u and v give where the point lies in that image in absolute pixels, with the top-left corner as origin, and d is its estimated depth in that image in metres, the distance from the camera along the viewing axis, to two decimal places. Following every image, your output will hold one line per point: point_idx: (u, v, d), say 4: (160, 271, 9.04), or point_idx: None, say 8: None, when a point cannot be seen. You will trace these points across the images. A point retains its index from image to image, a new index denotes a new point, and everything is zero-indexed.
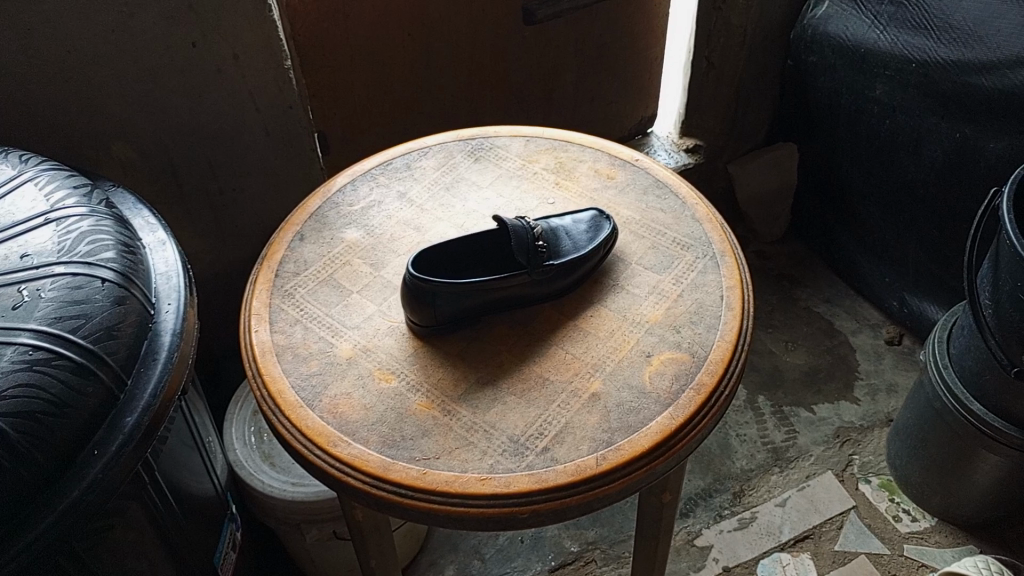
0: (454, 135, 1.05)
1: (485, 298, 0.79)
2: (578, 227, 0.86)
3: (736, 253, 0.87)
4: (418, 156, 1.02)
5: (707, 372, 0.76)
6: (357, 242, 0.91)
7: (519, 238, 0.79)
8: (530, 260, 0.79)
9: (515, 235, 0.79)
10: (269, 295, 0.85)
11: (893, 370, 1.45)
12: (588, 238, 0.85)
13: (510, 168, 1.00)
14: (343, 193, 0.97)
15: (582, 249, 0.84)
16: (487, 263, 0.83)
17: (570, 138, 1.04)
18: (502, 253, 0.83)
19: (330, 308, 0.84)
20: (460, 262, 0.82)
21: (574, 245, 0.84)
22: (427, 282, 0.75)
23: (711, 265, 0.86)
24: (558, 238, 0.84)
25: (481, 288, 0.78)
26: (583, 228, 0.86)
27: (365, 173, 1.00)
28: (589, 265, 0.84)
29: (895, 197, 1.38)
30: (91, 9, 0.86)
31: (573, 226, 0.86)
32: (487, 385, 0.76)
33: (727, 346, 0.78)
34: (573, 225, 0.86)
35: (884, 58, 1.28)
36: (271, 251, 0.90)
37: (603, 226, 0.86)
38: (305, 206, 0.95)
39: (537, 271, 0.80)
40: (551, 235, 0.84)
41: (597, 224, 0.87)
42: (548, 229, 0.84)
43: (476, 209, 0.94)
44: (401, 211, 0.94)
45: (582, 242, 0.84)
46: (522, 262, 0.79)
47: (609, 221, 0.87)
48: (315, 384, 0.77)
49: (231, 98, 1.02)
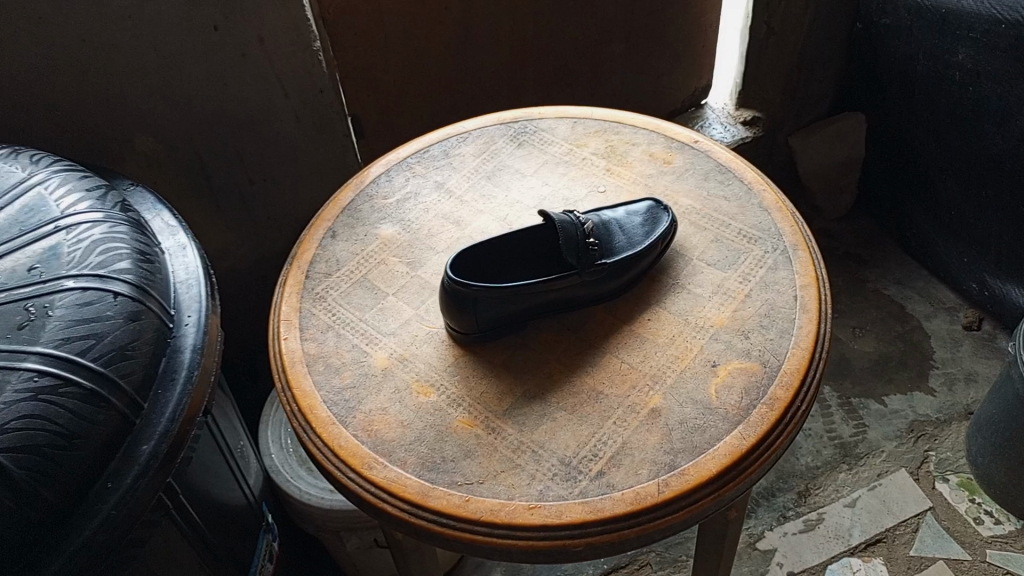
0: (495, 118, 0.97)
1: (531, 303, 0.72)
2: (634, 220, 0.78)
3: (810, 246, 0.78)
4: (457, 142, 0.94)
5: (781, 385, 0.68)
6: (393, 238, 0.84)
7: (566, 235, 0.72)
8: (580, 259, 0.72)
9: (563, 232, 0.72)
10: (299, 298, 0.79)
11: (972, 358, 1.34)
12: (645, 231, 0.77)
13: (556, 153, 0.92)
14: (377, 185, 0.90)
15: (640, 245, 0.76)
16: (531, 261, 0.76)
17: (622, 119, 0.95)
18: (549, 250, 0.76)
19: (364, 313, 0.78)
20: (502, 262, 0.75)
21: (632, 240, 0.76)
22: (466, 286, 0.68)
23: (783, 260, 0.77)
24: (610, 233, 0.76)
25: (529, 290, 0.71)
26: (639, 220, 0.78)
27: (400, 161, 0.93)
28: (645, 262, 0.76)
29: (977, 170, 1.26)
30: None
31: (627, 219, 0.78)
32: (534, 399, 0.70)
33: (803, 354, 0.70)
34: (627, 218, 0.78)
35: (966, 18, 1.15)
36: (301, 250, 0.84)
37: (661, 218, 0.78)
38: (337, 200, 0.89)
39: (587, 271, 0.72)
40: (602, 229, 0.76)
41: (652, 215, 0.79)
42: (599, 223, 0.77)
43: (520, 200, 0.86)
44: (439, 203, 0.87)
45: (637, 237, 0.77)
46: (571, 261, 0.72)
47: (668, 212, 0.79)
48: (348, 399, 0.71)
49: (259, 84, 0.96)
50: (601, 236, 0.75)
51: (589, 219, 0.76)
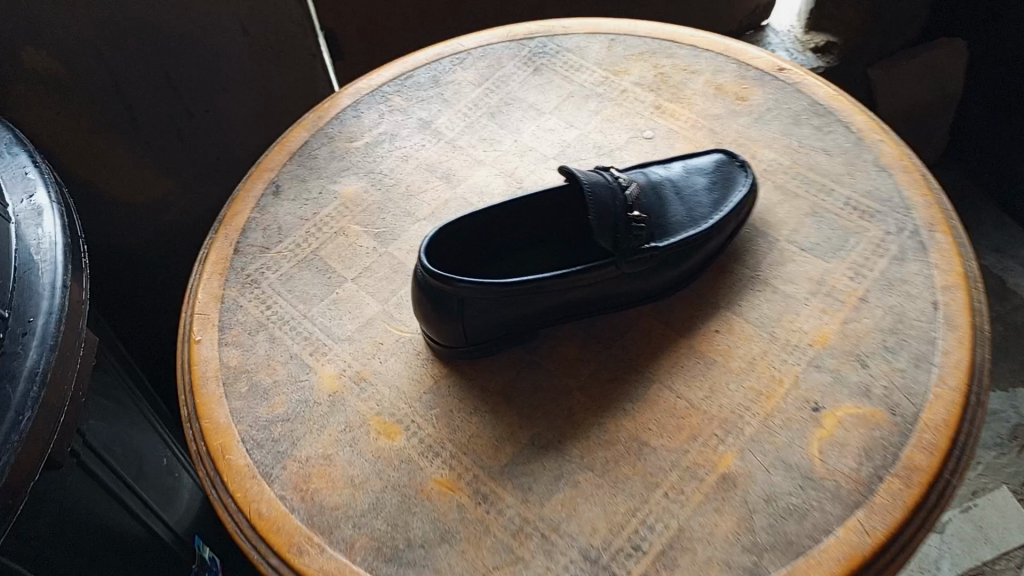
0: (504, 33, 0.71)
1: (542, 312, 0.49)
2: (697, 181, 0.54)
3: (953, 226, 0.54)
4: (451, 66, 0.69)
5: (921, 448, 0.45)
6: (358, 198, 0.61)
7: (597, 205, 0.48)
8: (618, 244, 0.49)
9: (593, 201, 0.49)
10: (222, 283, 0.57)
11: None
12: (713, 199, 0.53)
13: (586, 82, 0.67)
14: (342, 121, 0.66)
15: (705, 221, 0.52)
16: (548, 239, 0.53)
17: (674, 36, 0.69)
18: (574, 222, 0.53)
19: (310, 308, 0.55)
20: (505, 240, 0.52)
21: (693, 213, 0.52)
22: (448, 283, 0.46)
23: (914, 246, 0.53)
24: (662, 200, 0.52)
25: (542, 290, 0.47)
26: (705, 183, 0.54)
27: (374, 90, 0.68)
28: (712, 245, 0.52)
29: None
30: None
31: (686, 180, 0.54)
32: (547, 450, 0.47)
33: (953, 399, 0.47)
34: (687, 178, 0.54)
35: None
36: (232, 211, 0.61)
37: (736, 182, 0.54)
38: (286, 142, 0.65)
39: (629, 261, 0.49)
40: (650, 193, 0.52)
41: (723, 175, 0.55)
42: (646, 183, 0.53)
43: (536, 148, 0.63)
44: (423, 149, 0.64)
45: (702, 208, 0.53)
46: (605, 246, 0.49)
47: (747, 172, 0.55)
48: (278, 439, 0.49)
49: None
50: (648, 205, 0.51)
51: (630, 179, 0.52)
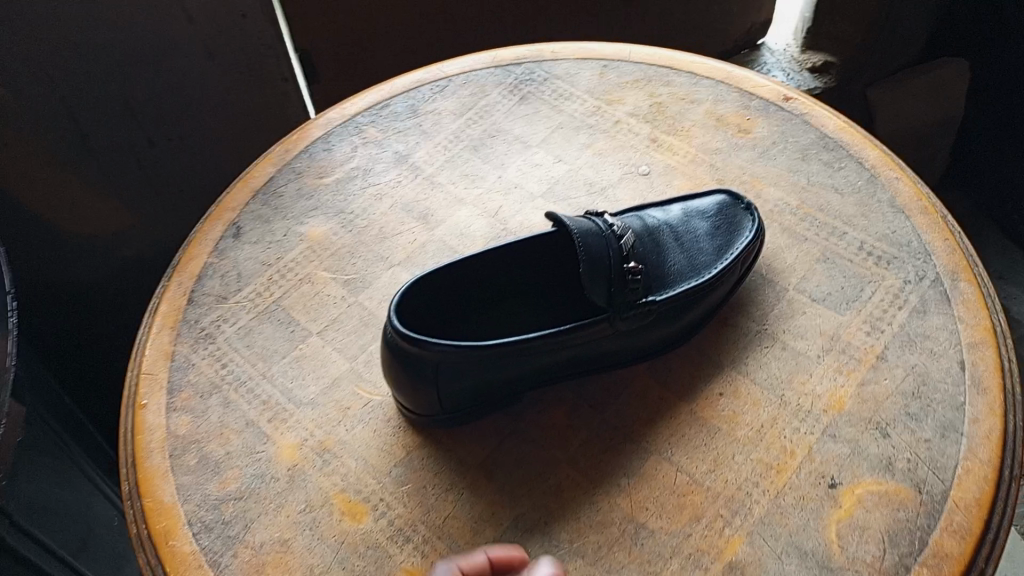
0: (489, 58, 0.67)
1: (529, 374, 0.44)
2: (697, 225, 0.49)
3: (977, 275, 0.49)
4: (430, 94, 0.64)
5: (952, 532, 0.40)
6: (326, 240, 0.56)
7: (589, 256, 0.43)
8: (612, 299, 0.43)
9: (585, 252, 0.43)
10: (173, 338, 0.51)
11: None
12: (716, 246, 0.48)
13: (576, 112, 0.62)
14: (311, 154, 0.61)
15: (708, 270, 0.47)
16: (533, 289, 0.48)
17: (672, 61, 0.64)
18: (561, 271, 0.48)
19: (270, 367, 0.50)
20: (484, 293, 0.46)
21: (694, 261, 0.47)
22: (421, 347, 0.40)
23: (937, 297, 0.48)
24: (660, 247, 0.47)
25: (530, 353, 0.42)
26: (706, 227, 0.49)
27: (347, 121, 0.63)
28: (714, 297, 0.47)
29: None
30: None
31: (685, 225, 0.49)
32: (531, 534, 0.42)
33: (986, 475, 0.42)
34: (686, 221, 0.49)
35: None
36: (188, 255, 0.55)
37: (740, 225, 0.49)
38: (249, 178, 0.60)
39: (625, 318, 0.44)
40: (647, 240, 0.47)
41: (726, 218, 0.50)
42: (641, 228, 0.48)
43: (521, 185, 0.58)
44: (398, 186, 0.58)
45: (703, 256, 0.48)
46: (598, 301, 0.43)
47: (754, 215, 0.50)
48: (229, 521, 0.43)
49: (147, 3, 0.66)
50: (644, 254, 0.46)
51: (624, 224, 0.47)
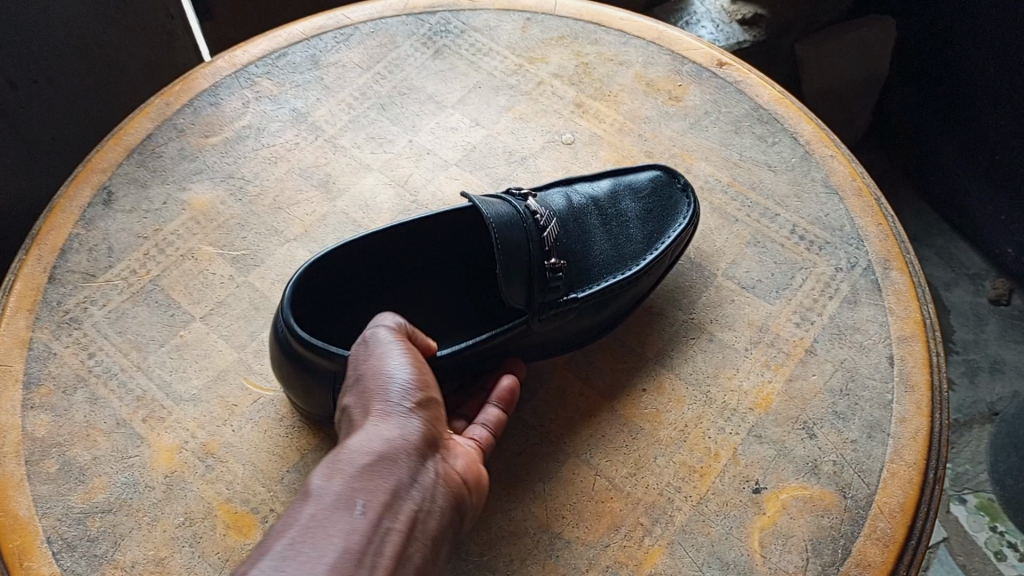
0: (399, 4, 0.60)
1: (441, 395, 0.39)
2: (627, 205, 0.45)
3: (909, 263, 0.47)
4: (333, 43, 0.58)
5: (877, 540, 0.38)
6: (212, 209, 0.49)
7: (507, 244, 0.39)
8: (531, 299, 0.40)
9: (503, 245, 0.39)
10: (31, 324, 0.45)
11: (998, 341, 1.08)
12: (647, 233, 0.44)
13: (495, 70, 0.57)
14: (196, 109, 0.54)
15: (636, 259, 0.43)
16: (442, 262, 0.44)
17: (600, 16, 0.59)
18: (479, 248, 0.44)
19: (145, 357, 0.44)
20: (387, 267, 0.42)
21: (621, 249, 0.44)
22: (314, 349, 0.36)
23: (867, 285, 0.46)
24: (584, 233, 0.43)
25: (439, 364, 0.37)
26: (638, 209, 0.45)
27: (238, 70, 0.56)
28: (640, 290, 0.44)
29: None
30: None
31: (614, 206, 0.45)
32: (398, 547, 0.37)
33: (911, 477, 0.40)
34: (615, 201, 0.45)
35: None
36: (49, 224, 0.48)
37: (676, 209, 0.46)
38: (123, 134, 0.52)
39: (543, 315, 0.40)
40: (571, 225, 0.43)
41: (659, 197, 0.46)
42: (566, 210, 0.43)
43: (434, 151, 0.52)
44: (296, 148, 0.52)
45: (631, 244, 0.44)
46: (516, 302, 0.39)
47: (688, 197, 0.46)
48: (96, 538, 0.38)
49: None
50: (567, 241, 0.42)
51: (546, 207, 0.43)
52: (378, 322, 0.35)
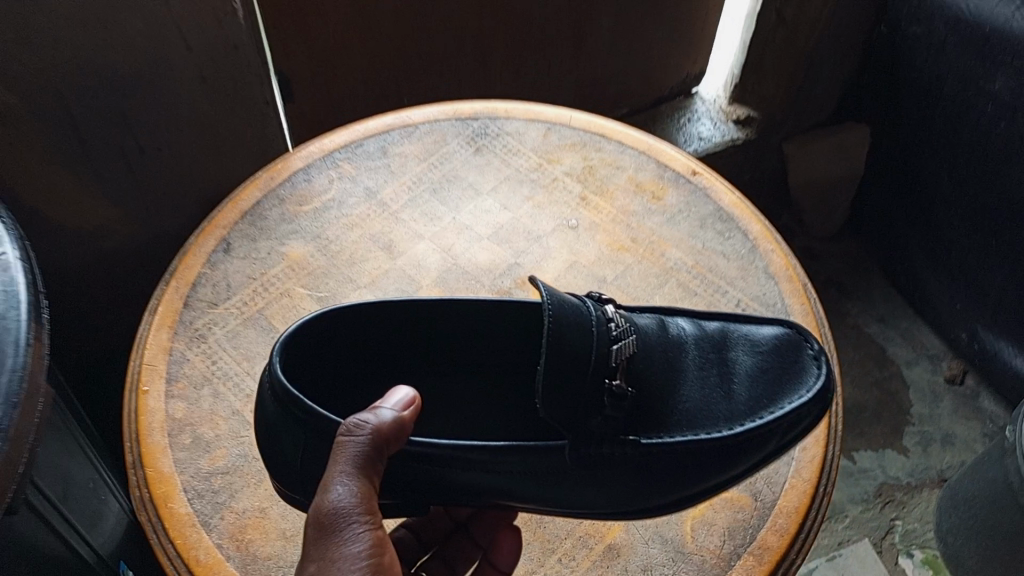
0: (451, 110, 0.78)
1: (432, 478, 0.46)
2: (740, 358, 0.50)
3: (824, 336, 0.63)
4: (398, 138, 0.75)
5: (774, 530, 0.53)
6: (303, 261, 0.66)
7: (569, 361, 0.45)
8: (573, 423, 0.45)
9: (558, 362, 0.45)
10: (170, 336, 0.61)
11: (951, 417, 1.22)
12: (752, 398, 0.48)
13: (521, 167, 0.74)
14: (294, 184, 0.71)
15: (728, 425, 0.47)
16: (466, 351, 0.54)
17: (605, 130, 0.76)
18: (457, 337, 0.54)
19: (251, 366, 0.60)
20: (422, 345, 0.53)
21: (720, 412, 0.48)
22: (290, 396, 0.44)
23: None
24: (678, 376, 0.49)
25: (448, 459, 0.44)
26: (751, 367, 0.50)
27: (325, 155, 0.73)
28: (737, 455, 0.46)
29: (990, 215, 1.09)
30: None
31: (731, 362, 0.50)
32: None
33: (805, 489, 0.55)
34: (728, 353, 0.51)
35: (1011, 40, 0.98)
36: (184, 265, 0.65)
37: (802, 376, 0.49)
38: (238, 200, 0.69)
39: (592, 451, 0.45)
40: (665, 368, 0.49)
41: (785, 354, 0.50)
42: (665, 351, 0.50)
43: (471, 227, 0.69)
44: (367, 218, 0.69)
45: (734, 405, 0.48)
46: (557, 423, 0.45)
47: (819, 362, 0.49)
48: (217, 490, 0.54)
49: (151, 32, 0.74)
50: (644, 378, 0.48)
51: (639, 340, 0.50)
52: (335, 485, 0.40)
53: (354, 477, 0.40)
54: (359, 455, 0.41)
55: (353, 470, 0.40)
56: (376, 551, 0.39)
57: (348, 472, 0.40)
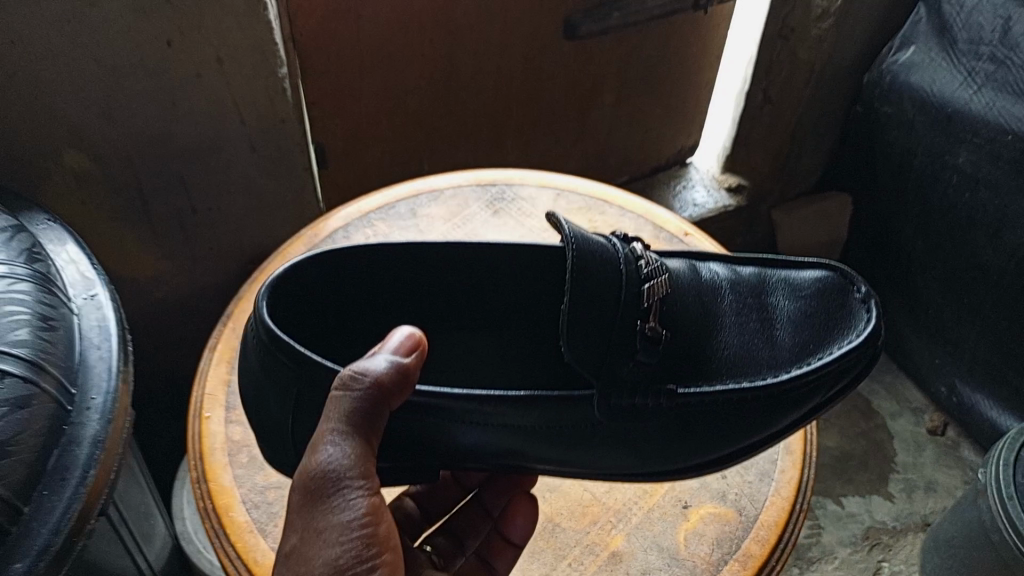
0: (472, 178, 0.88)
1: (448, 462, 0.52)
2: (783, 306, 0.57)
3: None
4: (425, 202, 0.85)
5: (757, 540, 0.61)
6: None
7: (593, 308, 0.50)
8: (601, 374, 0.50)
9: (574, 307, 0.50)
10: (229, 370, 0.70)
11: (934, 466, 1.29)
12: (796, 347, 0.54)
13: (534, 228, 0.83)
14: (334, 241, 0.81)
15: (773, 371, 0.53)
16: (406, 303, 0.62)
17: (607, 197, 0.87)
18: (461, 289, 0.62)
19: None
20: (367, 297, 0.59)
21: (765, 359, 0.54)
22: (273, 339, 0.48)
23: None
24: (719, 325, 0.55)
25: (465, 413, 0.48)
26: (791, 316, 0.57)
27: (361, 216, 0.83)
28: (789, 402, 0.52)
29: (962, 276, 1.18)
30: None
31: (777, 313, 0.57)
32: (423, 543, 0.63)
33: (783, 504, 0.63)
34: (768, 302, 0.58)
35: (972, 120, 1.09)
36: (238, 310, 0.74)
37: (843, 323, 0.55)
38: (286, 254, 0.79)
39: (623, 403, 0.50)
40: (706, 318, 0.56)
41: (830, 297, 0.57)
42: (703, 299, 0.57)
43: None
44: None
45: (782, 352, 0.54)
46: (585, 372, 0.50)
47: (869, 305, 0.55)
48: (272, 502, 0.62)
49: (213, 107, 0.85)
50: (687, 324, 0.54)
51: (675, 288, 0.56)
52: (325, 447, 0.44)
53: (344, 437, 0.44)
54: (345, 413, 0.44)
55: (343, 433, 0.44)
56: (364, 512, 0.44)
57: (337, 435, 0.44)
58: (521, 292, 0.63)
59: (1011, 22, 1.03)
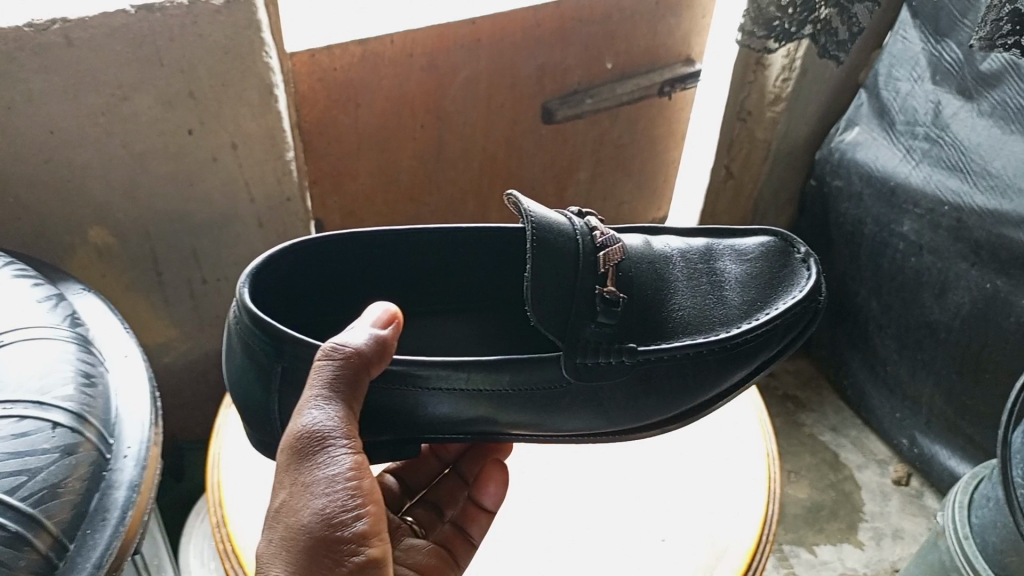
0: None
1: (437, 425, 0.62)
2: (732, 270, 0.68)
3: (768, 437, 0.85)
4: None
5: (730, 567, 0.72)
6: None
7: (558, 276, 0.60)
8: (567, 338, 0.59)
9: (540, 276, 0.59)
10: None
11: (899, 514, 1.36)
12: (744, 303, 0.65)
13: None
14: None
15: (723, 325, 0.63)
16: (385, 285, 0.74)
17: None
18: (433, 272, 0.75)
19: None
20: (348, 280, 0.71)
21: (716, 316, 0.64)
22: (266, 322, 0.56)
23: (737, 444, 0.85)
24: (674, 291, 0.65)
25: (446, 377, 0.58)
26: (738, 278, 0.67)
27: None
28: (735, 354, 0.62)
29: (914, 334, 1.28)
30: (56, 72, 0.76)
31: (726, 276, 0.67)
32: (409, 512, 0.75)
33: (752, 536, 0.75)
34: (718, 268, 0.68)
35: (913, 192, 1.20)
36: None
37: (784, 283, 0.66)
38: None
39: (587, 359, 0.60)
40: (663, 286, 0.65)
41: (773, 261, 0.68)
42: (659, 270, 0.66)
43: None
44: None
45: (732, 307, 0.65)
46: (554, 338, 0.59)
47: (808, 264, 0.67)
48: None
49: (226, 187, 0.93)
50: (646, 291, 0.64)
51: (632, 260, 0.65)
52: (310, 411, 0.52)
53: (328, 401, 0.52)
54: (327, 378, 0.52)
55: (325, 398, 0.52)
56: (346, 466, 0.51)
57: (320, 399, 0.52)
58: (476, 275, 0.76)
59: (940, 106, 1.16)
